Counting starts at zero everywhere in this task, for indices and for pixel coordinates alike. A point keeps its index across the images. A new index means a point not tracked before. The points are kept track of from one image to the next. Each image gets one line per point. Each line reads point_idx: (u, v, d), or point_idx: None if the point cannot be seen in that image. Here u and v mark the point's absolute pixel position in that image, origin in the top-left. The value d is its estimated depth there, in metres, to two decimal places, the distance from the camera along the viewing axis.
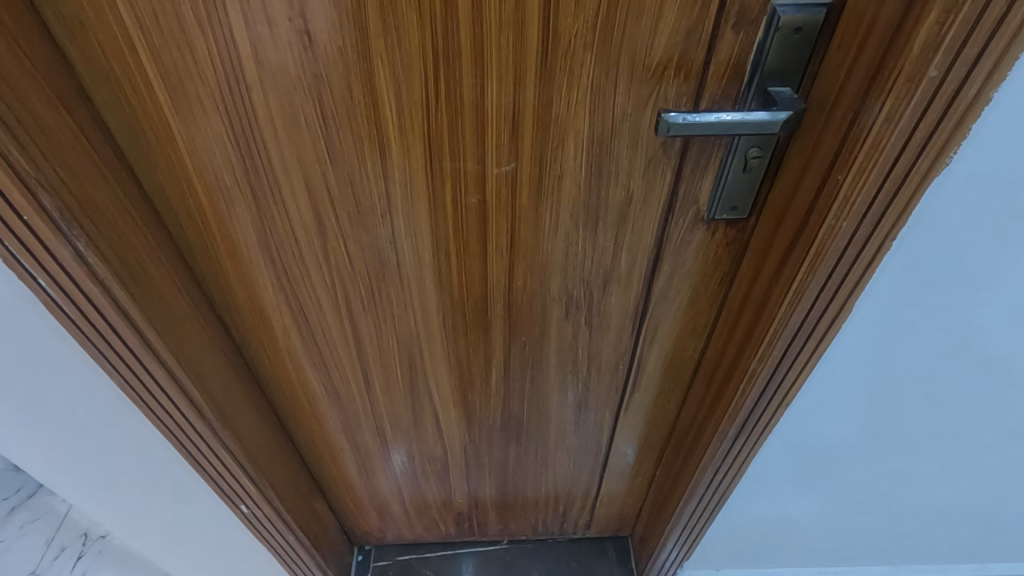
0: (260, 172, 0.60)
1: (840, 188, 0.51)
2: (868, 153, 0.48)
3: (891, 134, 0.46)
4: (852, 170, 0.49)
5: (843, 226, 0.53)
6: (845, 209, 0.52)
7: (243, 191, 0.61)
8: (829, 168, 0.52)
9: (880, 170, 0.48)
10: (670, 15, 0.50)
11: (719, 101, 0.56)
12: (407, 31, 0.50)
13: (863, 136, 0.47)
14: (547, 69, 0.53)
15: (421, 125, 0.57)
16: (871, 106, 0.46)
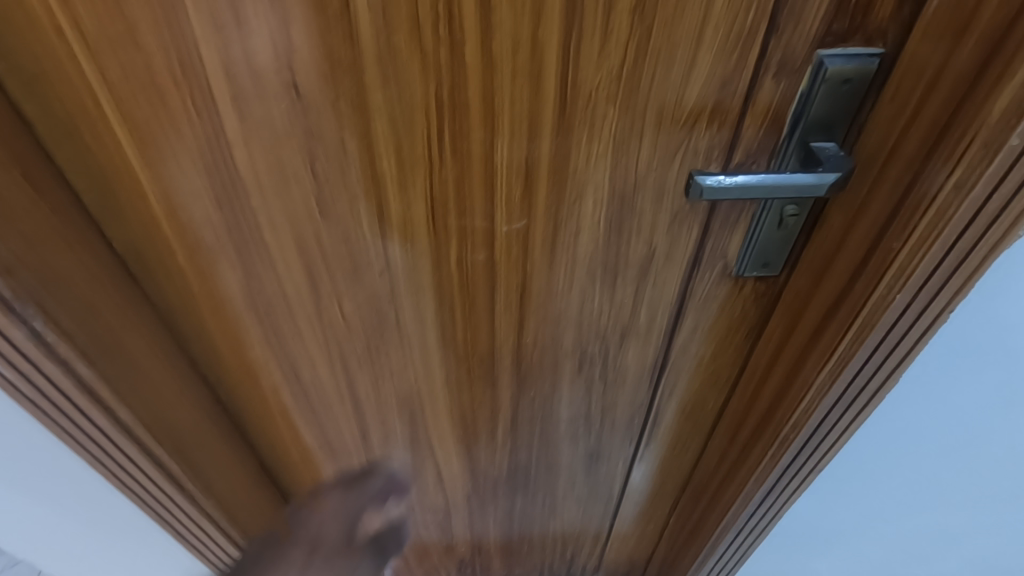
0: (244, 231, 0.54)
1: (894, 257, 0.46)
2: (931, 222, 0.43)
3: (960, 205, 0.41)
4: (910, 239, 0.44)
5: (897, 297, 0.47)
6: (900, 280, 0.46)
7: (227, 251, 0.55)
8: (881, 233, 0.47)
9: (944, 242, 0.43)
10: (704, 63, 0.45)
11: (753, 155, 0.50)
12: (409, 83, 0.44)
13: (925, 204, 0.42)
14: (565, 122, 0.48)
15: (424, 180, 0.51)
16: (937, 170, 0.41)
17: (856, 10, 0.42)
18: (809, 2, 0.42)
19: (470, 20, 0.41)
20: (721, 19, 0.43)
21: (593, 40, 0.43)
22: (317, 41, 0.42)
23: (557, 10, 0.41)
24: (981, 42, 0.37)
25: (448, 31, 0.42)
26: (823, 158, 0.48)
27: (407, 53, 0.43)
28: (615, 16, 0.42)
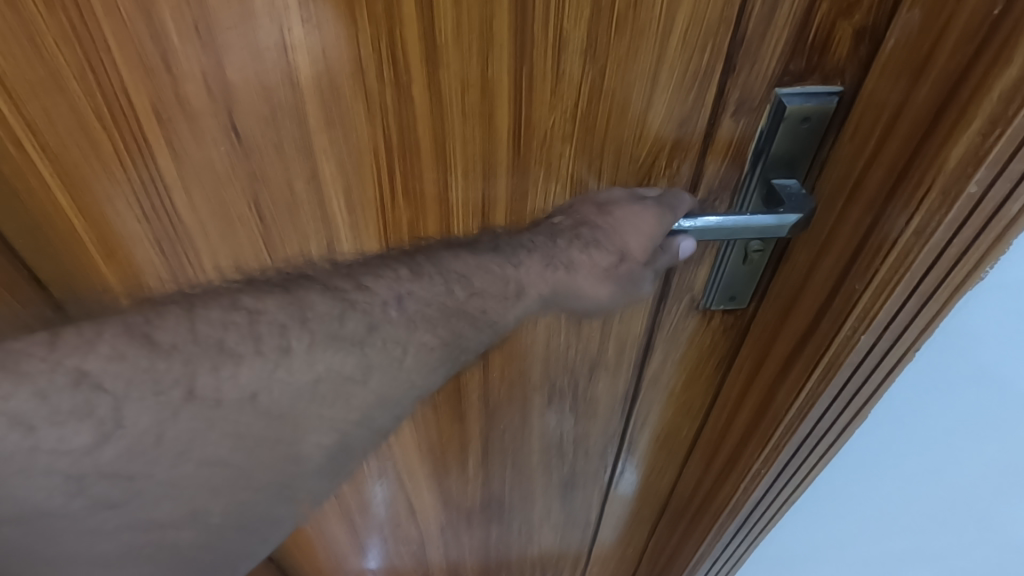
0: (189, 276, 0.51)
1: (858, 298, 0.45)
2: (893, 265, 0.42)
3: (920, 250, 0.40)
4: (873, 281, 0.43)
5: (861, 338, 0.46)
6: (864, 321, 0.45)
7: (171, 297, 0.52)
8: (845, 273, 0.45)
9: (906, 285, 0.42)
10: (661, 102, 0.43)
11: (715, 193, 0.49)
12: (356, 125, 0.42)
13: (886, 248, 0.41)
14: (521, 161, 0.46)
15: (378, 221, 0.49)
16: (896, 215, 0.40)
17: (812, 50, 0.41)
18: (764, 43, 0.41)
19: (415, 60, 0.39)
20: (677, 59, 0.41)
21: (544, 80, 0.41)
22: (254, 83, 0.39)
23: (505, 49, 0.39)
24: (937, 86, 0.36)
25: (392, 72, 0.40)
26: (786, 196, 0.46)
27: (351, 94, 0.40)
28: (567, 56, 0.40)
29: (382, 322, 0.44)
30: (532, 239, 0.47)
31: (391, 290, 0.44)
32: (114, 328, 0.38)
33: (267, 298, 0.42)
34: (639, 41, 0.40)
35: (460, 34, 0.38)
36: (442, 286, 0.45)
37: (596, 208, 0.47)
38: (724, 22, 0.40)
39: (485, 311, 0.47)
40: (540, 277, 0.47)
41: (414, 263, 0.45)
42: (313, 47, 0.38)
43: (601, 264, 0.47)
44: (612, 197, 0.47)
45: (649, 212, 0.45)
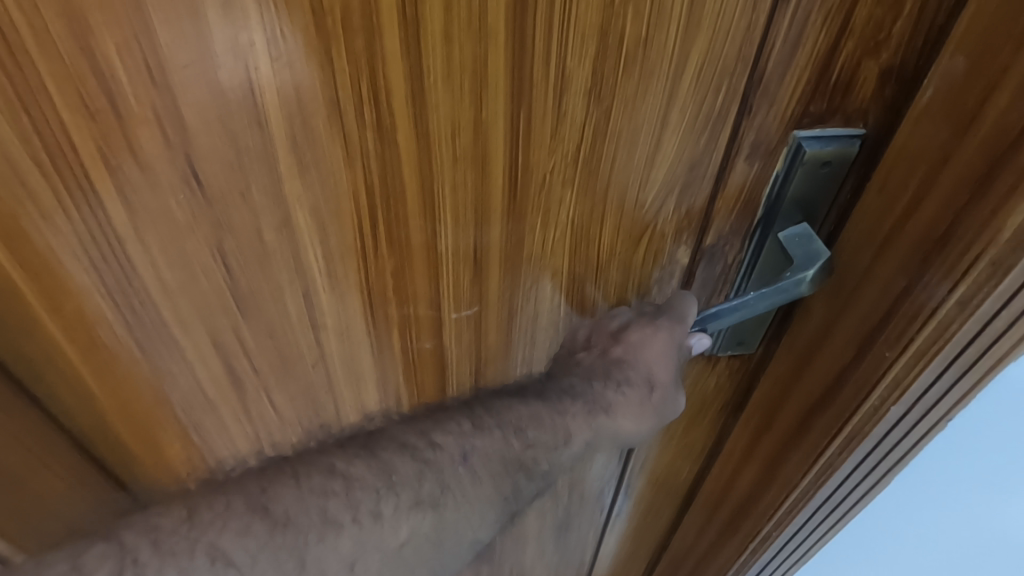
0: (148, 332, 0.45)
1: (888, 365, 0.42)
2: (931, 335, 0.38)
3: (965, 320, 0.37)
4: (907, 350, 0.40)
5: (892, 408, 0.43)
6: (896, 391, 0.42)
7: (130, 358, 0.46)
8: (872, 338, 0.42)
9: (945, 357, 0.39)
10: (669, 145, 0.40)
11: (726, 237, 0.46)
12: (334, 172, 0.38)
13: (923, 316, 0.38)
14: (517, 207, 0.42)
15: (360, 270, 0.44)
16: (935, 282, 0.37)
17: (834, 89, 0.38)
18: (783, 83, 0.37)
19: (401, 103, 0.35)
20: (689, 100, 0.37)
21: (544, 122, 0.37)
22: (215, 125, 0.35)
23: (502, 90, 0.35)
24: (986, 146, 0.32)
25: (375, 115, 0.35)
26: (800, 245, 0.43)
27: (328, 138, 0.36)
28: (569, 98, 0.36)
29: (453, 481, 0.47)
30: (573, 384, 0.51)
31: (459, 447, 0.48)
32: (236, 501, 0.42)
33: (358, 462, 0.46)
34: (648, 84, 0.36)
35: (451, 74, 0.34)
36: (502, 439, 0.48)
37: (611, 338, 0.50)
38: (742, 61, 0.36)
39: (539, 461, 0.51)
40: (582, 422, 0.51)
41: (475, 415, 0.49)
42: (284, 89, 0.34)
43: (633, 399, 0.51)
44: (623, 321, 0.50)
45: (660, 333, 0.48)
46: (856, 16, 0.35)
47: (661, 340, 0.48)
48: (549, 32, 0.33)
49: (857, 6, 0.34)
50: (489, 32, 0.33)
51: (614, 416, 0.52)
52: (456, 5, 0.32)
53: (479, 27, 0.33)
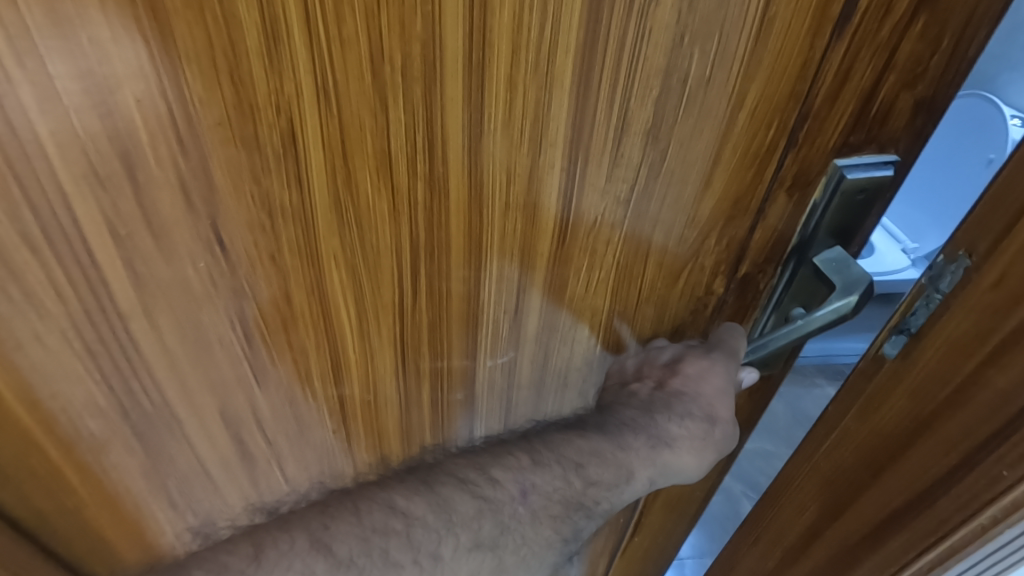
0: (146, 419, 0.38)
1: (1004, 486, 0.39)
2: None
3: None
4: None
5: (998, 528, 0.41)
6: (1005, 512, 0.40)
7: (124, 445, 0.38)
8: (981, 451, 0.39)
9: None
10: (719, 181, 0.39)
11: (761, 265, 0.46)
12: (375, 228, 0.34)
13: None
14: (564, 251, 0.40)
15: (394, 326, 0.41)
16: None
17: (872, 122, 0.38)
18: (828, 117, 0.38)
19: (455, 152, 0.32)
20: (741, 137, 0.37)
21: (600, 165, 0.35)
22: (248, 184, 0.30)
23: (561, 134, 0.33)
24: None
25: (426, 166, 0.32)
26: (837, 270, 0.44)
27: (373, 193, 0.33)
28: (628, 139, 0.35)
29: (512, 518, 0.44)
30: (634, 417, 0.48)
31: (518, 484, 0.44)
32: (300, 538, 0.38)
33: (418, 499, 0.42)
34: (706, 122, 0.35)
35: (512, 120, 0.32)
36: (561, 477, 0.45)
37: (665, 370, 0.49)
38: (794, 97, 0.36)
39: (599, 499, 0.47)
40: (645, 458, 0.48)
41: (532, 448, 0.46)
42: (329, 144, 0.30)
43: (697, 433, 0.50)
44: (674, 354, 0.49)
45: (718, 366, 0.48)
46: (900, 52, 0.35)
47: (720, 371, 0.49)
48: (616, 73, 0.32)
49: (902, 42, 0.35)
50: (555, 77, 0.31)
51: (678, 452, 0.49)
52: (524, 50, 0.29)
53: (546, 71, 0.30)
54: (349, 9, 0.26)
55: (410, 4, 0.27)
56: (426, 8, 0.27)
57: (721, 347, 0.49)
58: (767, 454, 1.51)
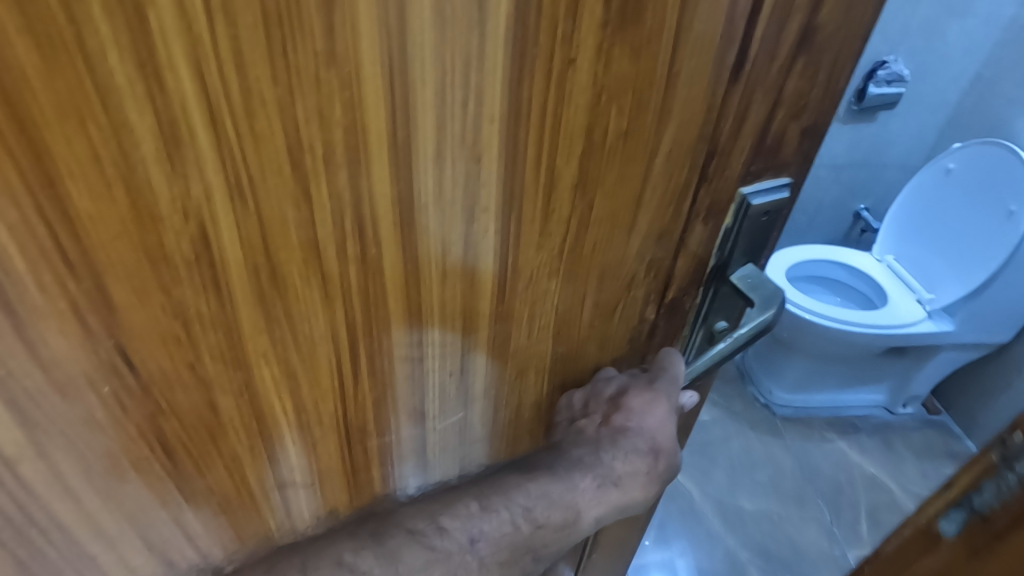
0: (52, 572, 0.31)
1: None
2: None
3: None
4: None
5: None
6: None
7: None
8: None
9: None
10: (643, 222, 0.40)
11: (685, 289, 0.48)
12: (307, 318, 0.32)
13: None
14: (505, 307, 0.39)
15: (337, 411, 0.38)
16: None
17: (767, 151, 0.41)
18: (732, 153, 0.40)
19: (387, 232, 0.31)
20: (659, 179, 0.38)
21: (533, 221, 0.35)
22: (155, 295, 0.27)
23: (494, 201, 0.33)
24: None
25: (357, 249, 0.31)
26: (754, 285, 0.47)
27: (302, 282, 0.30)
28: (558, 195, 0.35)
29: (461, 567, 0.43)
30: (582, 456, 0.48)
31: (466, 532, 0.43)
32: None
33: (365, 552, 0.41)
34: (627, 170, 0.36)
35: (443, 191, 0.31)
36: (509, 523, 0.44)
37: (610, 405, 0.49)
38: (702, 140, 0.38)
39: (548, 543, 0.46)
40: (594, 499, 0.47)
41: (482, 493, 0.45)
42: (248, 241, 0.28)
43: (641, 467, 0.50)
44: (618, 387, 0.49)
45: (660, 397, 0.49)
46: (785, 89, 0.38)
47: (663, 403, 0.50)
48: (542, 137, 0.32)
49: (786, 81, 0.38)
50: (483, 147, 0.30)
51: (626, 489, 0.49)
52: (451, 124, 0.29)
53: (474, 141, 0.30)
54: (258, 101, 0.24)
55: (326, 91, 0.25)
56: (344, 93, 0.25)
57: (661, 375, 0.50)
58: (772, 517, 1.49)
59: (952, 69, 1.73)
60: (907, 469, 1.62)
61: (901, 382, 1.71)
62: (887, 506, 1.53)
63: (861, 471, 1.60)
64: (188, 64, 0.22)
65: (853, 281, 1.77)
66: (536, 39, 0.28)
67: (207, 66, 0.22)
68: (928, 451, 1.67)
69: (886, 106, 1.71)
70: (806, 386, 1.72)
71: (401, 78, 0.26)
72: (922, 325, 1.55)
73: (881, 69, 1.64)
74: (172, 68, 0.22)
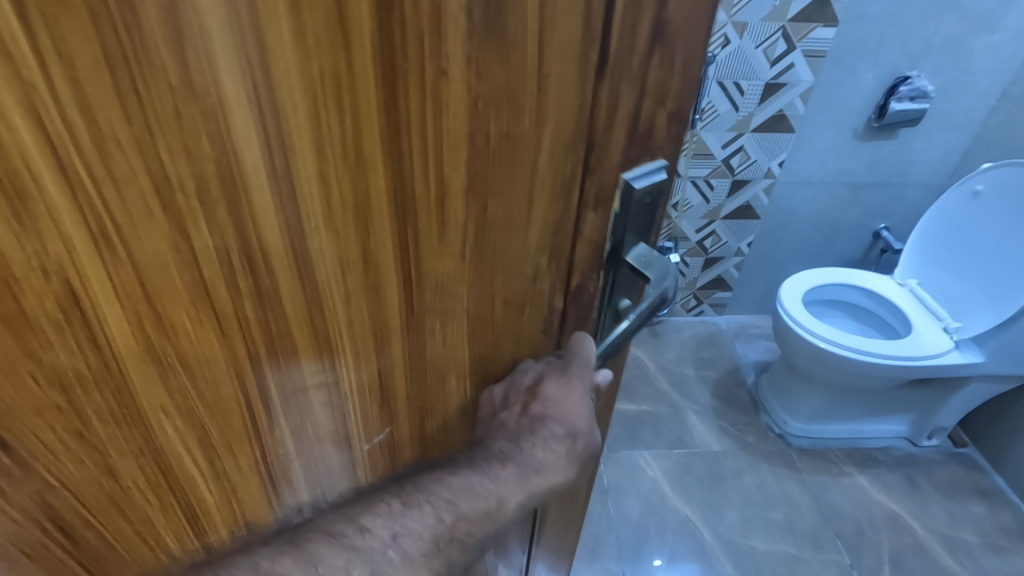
0: None
1: None
2: None
3: None
4: None
5: None
6: None
7: None
8: None
9: None
10: (538, 216, 0.41)
11: (587, 275, 0.49)
12: (206, 359, 0.31)
13: None
14: (416, 317, 0.39)
15: (256, 449, 0.37)
16: None
17: (642, 137, 0.43)
18: (609, 143, 0.41)
19: (280, 261, 0.30)
20: (546, 175, 0.39)
21: (430, 230, 0.36)
22: (25, 360, 0.26)
23: (387, 216, 0.33)
24: None
25: (250, 281, 0.30)
26: (648, 263, 0.48)
27: (193, 325, 0.30)
28: (450, 202, 0.35)
29: (384, 566, 0.40)
30: (502, 449, 0.48)
31: (388, 528, 0.41)
32: None
33: (284, 558, 0.38)
34: (515, 170, 0.37)
35: (332, 213, 0.31)
36: (433, 515, 0.43)
37: (529, 395, 0.50)
38: (581, 133, 0.39)
39: (475, 533, 0.45)
40: (517, 486, 0.47)
41: (402, 491, 0.43)
42: (124, 291, 0.27)
43: (560, 450, 0.51)
44: (536, 377, 0.50)
45: (575, 383, 0.49)
46: (649, 79, 0.39)
47: (578, 387, 0.50)
48: (425, 147, 0.32)
49: (649, 72, 0.39)
50: (368, 163, 0.30)
51: (547, 475, 0.50)
52: (330, 145, 0.28)
53: (357, 159, 0.30)
54: (113, 143, 0.23)
55: (189, 125, 0.24)
56: (209, 127, 0.25)
57: (574, 359, 0.49)
58: (791, 560, 1.34)
59: (978, 88, 1.58)
60: (931, 507, 1.46)
61: (926, 412, 1.56)
62: (911, 549, 1.37)
63: (883, 509, 1.45)
64: (24, 113, 0.21)
65: (877, 309, 1.60)
66: (404, 52, 0.28)
67: (46, 114, 0.21)
68: (954, 487, 1.51)
69: (907, 123, 1.60)
70: (820, 419, 1.58)
71: (271, 105, 0.26)
72: (949, 355, 1.39)
73: (904, 84, 1.52)
74: (6, 119, 0.21)
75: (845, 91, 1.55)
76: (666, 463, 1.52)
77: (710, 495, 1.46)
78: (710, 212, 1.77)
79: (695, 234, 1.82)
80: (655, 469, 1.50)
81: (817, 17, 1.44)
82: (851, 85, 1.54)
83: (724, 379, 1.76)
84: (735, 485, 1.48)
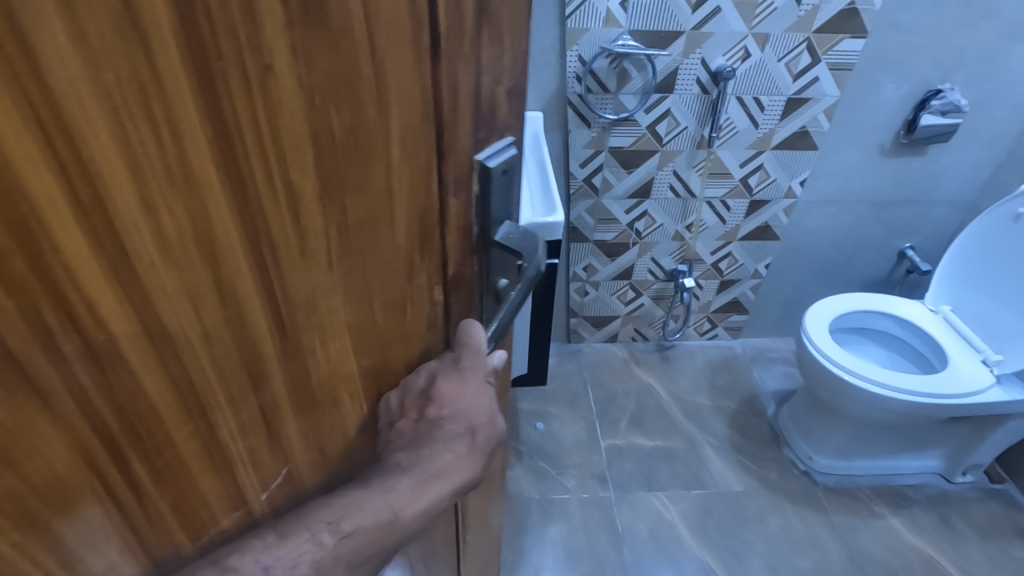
0: None
1: None
2: None
3: None
4: None
5: None
6: None
7: None
8: None
9: None
10: (402, 212, 0.40)
11: (461, 262, 0.48)
12: (32, 447, 0.26)
13: None
14: (291, 342, 0.36)
15: (124, 534, 0.32)
16: None
17: (487, 117, 0.43)
18: (457, 127, 0.40)
19: (110, 308, 0.26)
20: (402, 167, 0.38)
21: (289, 244, 0.33)
22: None
23: (236, 238, 0.29)
24: None
25: (77, 341, 0.25)
26: (517, 240, 0.49)
27: (8, 411, 0.24)
28: (305, 210, 0.32)
29: None
30: (399, 461, 0.46)
31: (258, 563, 0.37)
32: None
33: None
34: (369, 165, 0.35)
35: (167, 243, 0.26)
36: (310, 540, 0.40)
37: (422, 398, 0.48)
38: (428, 119, 0.38)
39: (360, 553, 0.42)
40: (411, 497, 0.45)
41: (281, 522, 0.40)
42: None
43: (461, 450, 0.49)
44: (429, 378, 0.49)
45: (468, 377, 0.49)
46: (483, 57, 0.40)
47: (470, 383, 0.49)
48: (264, 152, 0.29)
49: (480, 51, 0.39)
50: (200, 180, 0.26)
51: (447, 480, 0.48)
52: (148, 165, 0.24)
53: (185, 177, 0.26)
54: None
55: None
56: None
57: (464, 351, 0.49)
58: None
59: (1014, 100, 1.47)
60: (970, 552, 1.41)
61: (961, 449, 1.51)
62: None
63: (917, 552, 1.40)
64: None
65: (904, 335, 1.56)
66: (219, 49, 0.25)
67: None
68: (994, 528, 1.46)
69: (937, 140, 1.51)
70: (850, 454, 1.53)
71: (58, 125, 0.21)
72: (993, 390, 1.32)
73: (935, 99, 1.43)
74: None
75: (869, 106, 1.46)
76: (684, 506, 1.47)
77: (727, 538, 1.41)
78: (727, 234, 1.68)
79: (711, 253, 1.73)
80: (675, 513, 1.46)
81: (845, 28, 1.32)
82: (877, 98, 1.44)
83: (744, 410, 1.72)
84: (761, 530, 1.43)
